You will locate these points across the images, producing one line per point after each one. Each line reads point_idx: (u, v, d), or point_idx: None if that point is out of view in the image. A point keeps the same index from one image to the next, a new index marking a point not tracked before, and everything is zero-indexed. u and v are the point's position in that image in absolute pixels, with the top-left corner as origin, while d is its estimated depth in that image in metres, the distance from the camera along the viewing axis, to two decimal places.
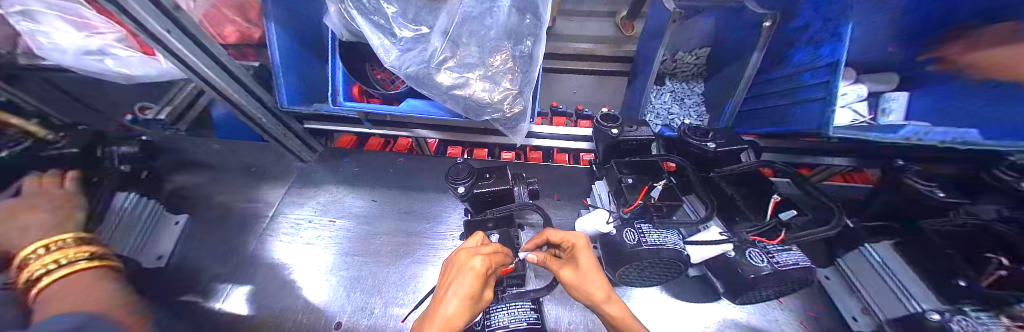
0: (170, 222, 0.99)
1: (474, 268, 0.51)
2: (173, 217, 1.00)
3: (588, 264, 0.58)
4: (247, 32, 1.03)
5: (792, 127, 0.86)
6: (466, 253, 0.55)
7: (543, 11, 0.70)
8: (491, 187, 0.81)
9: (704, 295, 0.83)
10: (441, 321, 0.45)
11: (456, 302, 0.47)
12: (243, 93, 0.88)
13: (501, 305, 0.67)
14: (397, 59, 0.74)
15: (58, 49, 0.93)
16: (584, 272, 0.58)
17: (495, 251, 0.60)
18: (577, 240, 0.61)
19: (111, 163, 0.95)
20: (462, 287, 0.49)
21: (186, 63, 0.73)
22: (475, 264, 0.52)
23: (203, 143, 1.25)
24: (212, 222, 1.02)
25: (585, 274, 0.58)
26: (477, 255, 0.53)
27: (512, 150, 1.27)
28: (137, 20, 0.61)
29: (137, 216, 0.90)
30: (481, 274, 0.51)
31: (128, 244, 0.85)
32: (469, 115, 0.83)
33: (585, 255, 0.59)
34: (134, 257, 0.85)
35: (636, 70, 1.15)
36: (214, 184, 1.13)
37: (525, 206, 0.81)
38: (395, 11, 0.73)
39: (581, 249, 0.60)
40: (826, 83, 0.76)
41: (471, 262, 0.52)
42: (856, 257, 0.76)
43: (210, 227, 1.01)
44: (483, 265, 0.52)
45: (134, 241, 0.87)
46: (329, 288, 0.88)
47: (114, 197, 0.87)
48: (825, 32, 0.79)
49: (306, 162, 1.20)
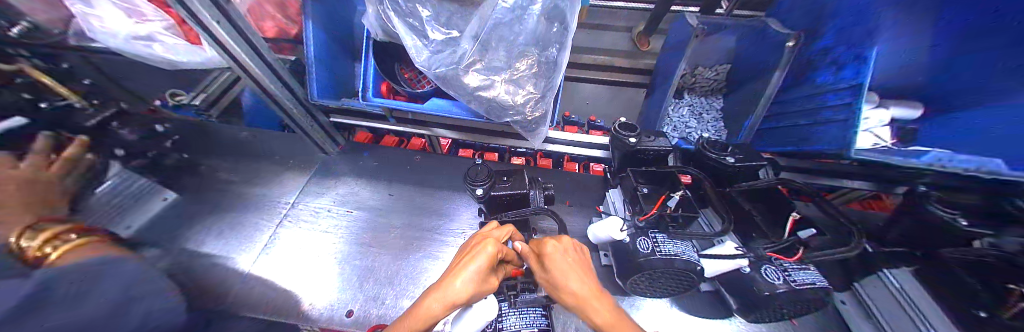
0: (159, 198, 1.05)
1: (484, 250, 0.51)
2: (161, 194, 1.06)
3: (557, 273, 0.51)
4: (285, 27, 1.08)
5: (814, 147, 0.86)
6: (476, 240, 0.57)
7: (569, 19, 0.73)
8: (509, 190, 0.83)
9: (714, 312, 0.83)
10: (448, 298, 0.45)
11: (466, 279, 0.47)
12: (278, 84, 0.93)
13: (515, 310, 0.70)
14: (427, 60, 0.78)
15: (107, 34, 0.98)
16: (553, 281, 0.52)
17: (506, 235, 0.63)
18: (543, 248, 0.55)
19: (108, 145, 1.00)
20: (469, 267, 0.48)
21: (229, 51, 0.78)
22: (486, 247, 0.51)
23: (232, 130, 1.31)
24: (201, 199, 1.08)
25: (556, 281, 0.51)
26: (490, 239, 0.53)
27: (524, 156, 1.29)
28: (190, 10, 0.66)
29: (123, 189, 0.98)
30: (492, 256, 0.50)
31: (98, 215, 0.89)
32: (492, 116, 0.86)
33: (554, 262, 0.52)
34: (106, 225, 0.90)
35: (655, 83, 1.16)
36: (239, 169, 1.18)
37: (540, 211, 0.81)
38: (429, 14, 0.77)
39: (548, 257, 0.53)
40: (849, 105, 0.76)
41: (481, 244, 0.52)
42: (874, 282, 0.76)
43: (198, 203, 1.07)
44: (496, 249, 0.52)
45: (107, 212, 0.92)
46: (342, 276, 0.91)
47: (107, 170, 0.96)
48: (848, 56, 0.80)
49: (329, 154, 1.24)
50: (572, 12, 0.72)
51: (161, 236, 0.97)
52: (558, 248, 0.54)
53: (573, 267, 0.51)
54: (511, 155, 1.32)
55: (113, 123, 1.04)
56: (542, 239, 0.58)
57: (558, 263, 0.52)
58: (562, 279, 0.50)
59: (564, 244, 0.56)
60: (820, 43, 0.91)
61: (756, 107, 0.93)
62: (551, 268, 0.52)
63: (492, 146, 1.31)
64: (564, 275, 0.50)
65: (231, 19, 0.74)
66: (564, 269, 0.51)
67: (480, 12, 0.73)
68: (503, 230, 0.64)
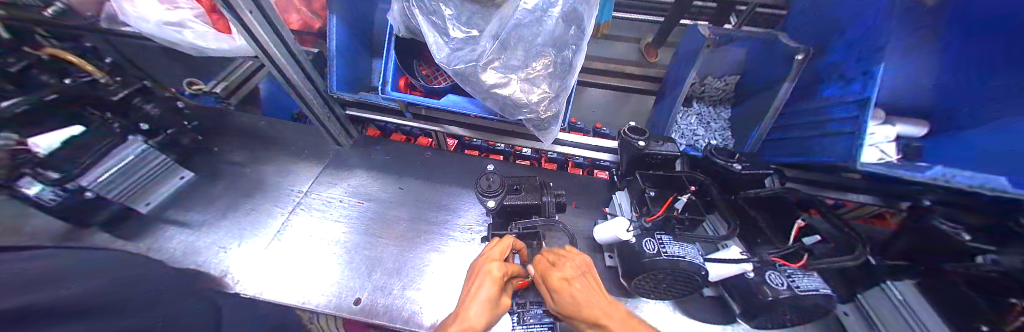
0: (176, 177, 1.09)
1: (492, 274, 0.56)
2: (178, 173, 1.10)
3: (570, 301, 0.54)
4: (310, 21, 1.11)
5: (819, 158, 0.89)
6: (483, 260, 0.60)
7: (586, 24, 0.77)
8: (523, 201, 0.86)
9: (716, 317, 0.84)
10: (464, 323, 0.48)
11: (478, 307, 0.51)
12: (300, 74, 0.95)
13: (523, 325, 0.70)
14: (447, 56, 0.81)
15: (139, 18, 1.02)
16: (567, 307, 0.54)
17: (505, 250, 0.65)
18: (550, 276, 0.57)
19: (127, 116, 1.01)
20: (481, 291, 0.53)
21: (258, 40, 0.81)
22: (492, 270, 0.56)
23: (249, 119, 1.35)
24: (220, 181, 1.13)
25: (571, 311, 0.54)
26: (495, 262, 0.58)
27: (528, 160, 1.34)
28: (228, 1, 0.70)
29: (143, 165, 1.00)
30: (499, 279, 0.56)
31: (118, 190, 0.92)
32: (505, 113, 0.88)
33: (567, 291, 0.55)
34: (121, 200, 0.93)
35: (665, 90, 1.18)
36: (254, 156, 1.21)
37: (551, 222, 0.83)
38: (451, 13, 0.80)
39: (559, 286, 0.55)
40: (855, 119, 0.78)
41: (489, 267, 0.57)
42: (877, 294, 0.77)
43: (217, 183, 1.12)
44: (500, 271, 0.56)
45: (128, 187, 0.95)
46: (351, 264, 0.94)
47: (127, 145, 0.97)
48: (854, 71, 0.83)
49: (341, 146, 1.26)
50: (589, 17, 0.76)
51: (177, 215, 1.02)
52: (570, 273, 0.57)
53: (588, 294, 0.54)
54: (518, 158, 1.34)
55: (137, 99, 1.03)
56: (549, 265, 0.59)
57: (570, 291, 0.54)
58: (576, 307, 0.53)
59: (575, 267, 0.58)
60: (828, 59, 0.93)
61: (765, 117, 0.94)
62: (565, 297, 0.54)
63: (498, 147, 1.33)
64: (578, 303, 0.53)
65: (263, 10, 0.77)
66: (576, 296, 0.54)
67: (501, 11, 0.76)
68: (505, 243, 0.66)
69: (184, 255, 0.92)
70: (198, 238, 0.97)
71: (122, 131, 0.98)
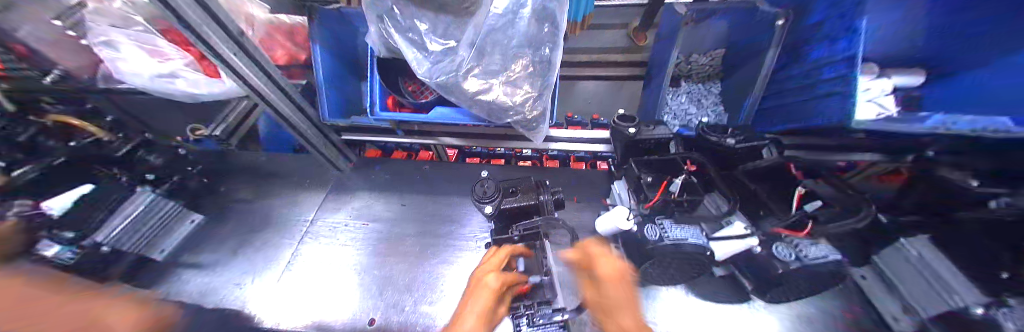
0: (187, 220, 1.12)
1: (488, 286, 0.59)
2: (189, 216, 1.13)
3: (610, 298, 0.61)
4: (295, 54, 1.13)
5: (815, 122, 0.87)
6: (481, 271, 0.64)
7: (560, 20, 0.76)
8: (518, 203, 0.86)
9: (731, 297, 0.82)
10: None
11: (473, 320, 0.53)
12: (291, 106, 0.98)
13: (534, 327, 0.69)
14: (428, 70, 0.82)
15: (135, 75, 1.05)
16: (606, 301, 0.62)
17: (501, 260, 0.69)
18: (602, 268, 0.65)
19: (134, 168, 1.06)
20: (475, 305, 0.56)
21: (246, 80, 0.84)
22: (490, 282, 0.60)
23: (251, 155, 1.39)
24: (229, 219, 1.16)
25: (609, 307, 0.61)
26: (492, 274, 0.62)
27: (529, 160, 1.33)
28: (211, 46, 0.72)
29: (155, 212, 1.02)
30: (495, 290, 0.59)
31: (132, 242, 0.95)
32: (492, 118, 0.89)
33: (611, 286, 0.63)
34: (138, 250, 0.96)
35: (650, 75, 1.17)
36: (259, 191, 1.25)
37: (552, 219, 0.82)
38: (427, 28, 0.82)
39: (606, 276, 0.64)
40: (847, 78, 0.77)
41: (486, 279, 0.61)
42: (891, 254, 0.73)
43: (226, 222, 1.15)
44: (496, 282, 0.60)
45: (143, 236, 0.98)
46: (363, 286, 0.95)
47: (134, 197, 0.99)
48: (836, 29, 0.82)
49: (341, 171, 1.28)
50: (560, 13, 0.75)
51: (191, 257, 1.05)
52: (614, 272, 0.64)
53: (625, 299, 0.61)
54: (517, 160, 1.34)
55: None
56: (600, 258, 0.67)
57: (612, 288, 0.62)
58: (615, 307, 0.60)
59: (616, 268, 0.65)
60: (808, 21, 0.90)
61: (755, 87, 0.93)
62: (609, 289, 0.63)
63: (497, 152, 1.33)
64: (620, 303, 0.60)
65: (248, 51, 0.81)
66: (616, 295, 0.61)
67: (473, 20, 0.77)
68: (500, 255, 0.70)
69: (201, 295, 0.95)
70: (212, 277, 1.00)
71: (131, 184, 1.02)
